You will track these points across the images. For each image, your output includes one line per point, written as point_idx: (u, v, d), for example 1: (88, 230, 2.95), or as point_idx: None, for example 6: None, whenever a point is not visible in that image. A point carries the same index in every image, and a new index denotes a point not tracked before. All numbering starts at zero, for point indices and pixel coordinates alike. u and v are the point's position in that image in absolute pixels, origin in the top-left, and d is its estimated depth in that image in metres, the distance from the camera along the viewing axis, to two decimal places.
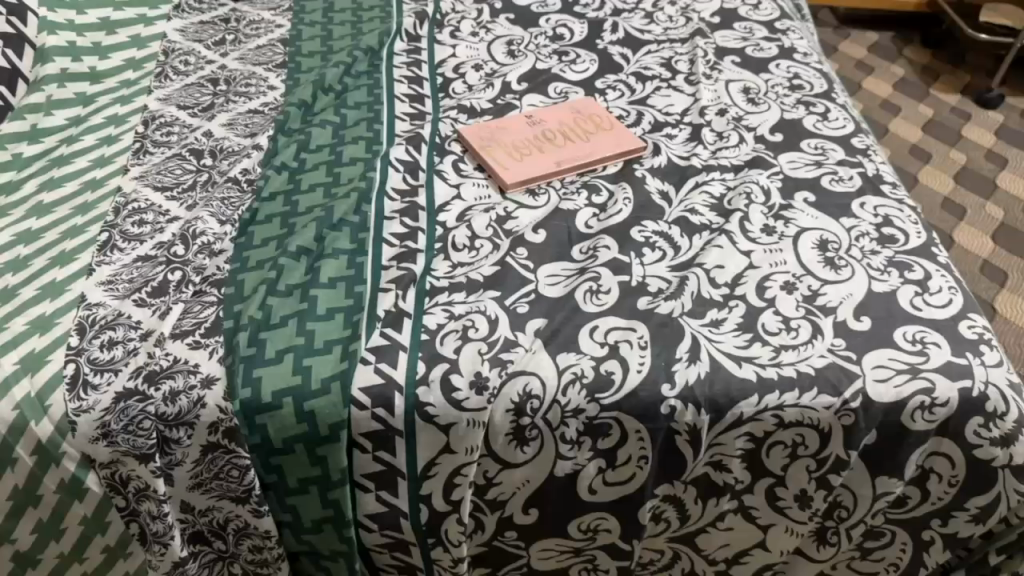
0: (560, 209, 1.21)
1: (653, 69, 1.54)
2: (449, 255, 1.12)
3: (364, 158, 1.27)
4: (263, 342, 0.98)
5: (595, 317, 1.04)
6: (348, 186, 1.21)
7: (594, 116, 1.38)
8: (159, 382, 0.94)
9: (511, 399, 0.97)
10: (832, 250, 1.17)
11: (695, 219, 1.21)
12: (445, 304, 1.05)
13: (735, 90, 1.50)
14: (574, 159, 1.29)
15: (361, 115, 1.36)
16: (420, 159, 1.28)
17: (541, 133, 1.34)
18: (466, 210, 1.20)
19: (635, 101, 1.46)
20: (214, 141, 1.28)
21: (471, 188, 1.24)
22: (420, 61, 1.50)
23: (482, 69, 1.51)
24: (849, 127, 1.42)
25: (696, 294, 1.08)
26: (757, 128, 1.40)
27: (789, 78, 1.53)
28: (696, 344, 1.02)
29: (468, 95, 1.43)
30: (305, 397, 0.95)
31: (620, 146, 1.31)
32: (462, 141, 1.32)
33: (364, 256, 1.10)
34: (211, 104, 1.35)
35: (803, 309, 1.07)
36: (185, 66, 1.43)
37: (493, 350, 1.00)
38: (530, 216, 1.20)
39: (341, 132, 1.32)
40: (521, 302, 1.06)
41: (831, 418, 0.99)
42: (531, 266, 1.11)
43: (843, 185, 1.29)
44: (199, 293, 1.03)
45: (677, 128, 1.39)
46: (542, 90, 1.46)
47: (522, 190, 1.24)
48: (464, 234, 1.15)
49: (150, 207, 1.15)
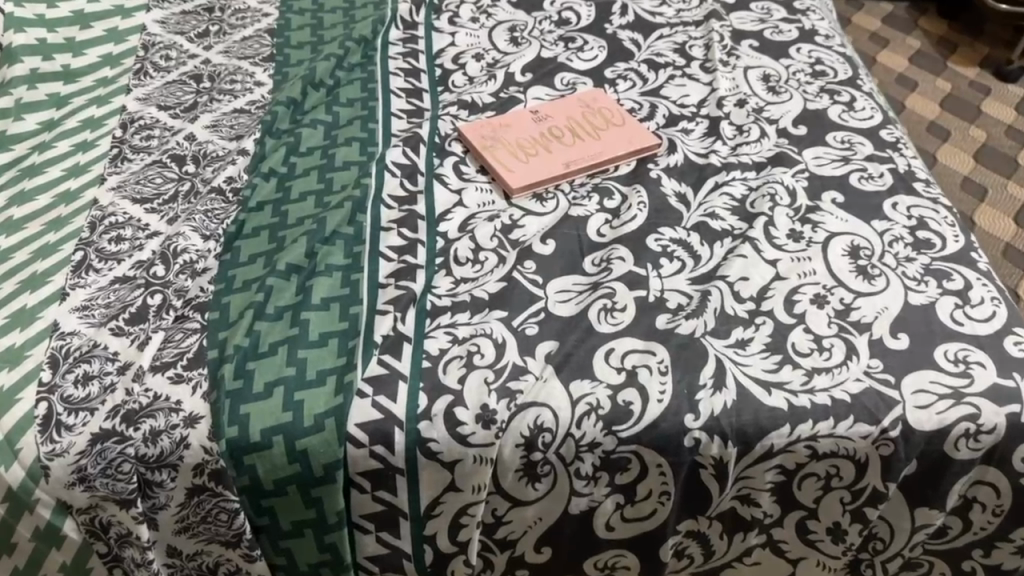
0: (570, 215, 1.13)
1: (666, 55, 1.45)
2: (451, 270, 1.04)
3: (359, 162, 1.18)
4: (250, 374, 0.91)
5: (610, 339, 0.96)
6: (341, 194, 1.13)
7: (605, 110, 1.29)
8: (139, 422, 0.87)
9: (521, 432, 0.89)
10: (864, 257, 1.08)
11: (716, 224, 1.12)
12: (447, 327, 0.97)
13: (754, 77, 1.40)
14: (585, 159, 1.20)
15: (354, 113, 1.27)
16: (419, 162, 1.19)
17: (547, 130, 1.25)
18: (468, 218, 1.11)
19: (647, 92, 1.36)
20: (197, 145, 1.19)
21: (474, 194, 1.16)
22: (418, 51, 1.41)
23: (483, 58, 1.41)
24: (877, 117, 1.33)
25: (719, 310, 1.00)
26: (778, 120, 1.31)
27: (811, 64, 1.44)
28: (721, 368, 0.94)
29: (469, 89, 1.34)
30: (297, 435, 0.87)
31: (633, 144, 1.22)
32: (463, 141, 1.23)
33: (360, 273, 1.02)
34: (194, 104, 1.26)
35: (836, 326, 0.99)
36: (166, 61, 1.34)
37: (500, 379, 0.92)
38: (538, 225, 1.11)
39: (334, 133, 1.23)
40: (530, 323, 0.98)
41: (868, 448, 0.91)
42: (540, 281, 1.03)
43: (874, 184, 1.20)
44: (181, 318, 0.96)
45: (693, 122, 1.30)
46: (548, 81, 1.37)
47: (528, 195, 1.16)
48: (467, 246, 1.07)
49: (128, 221, 1.07)
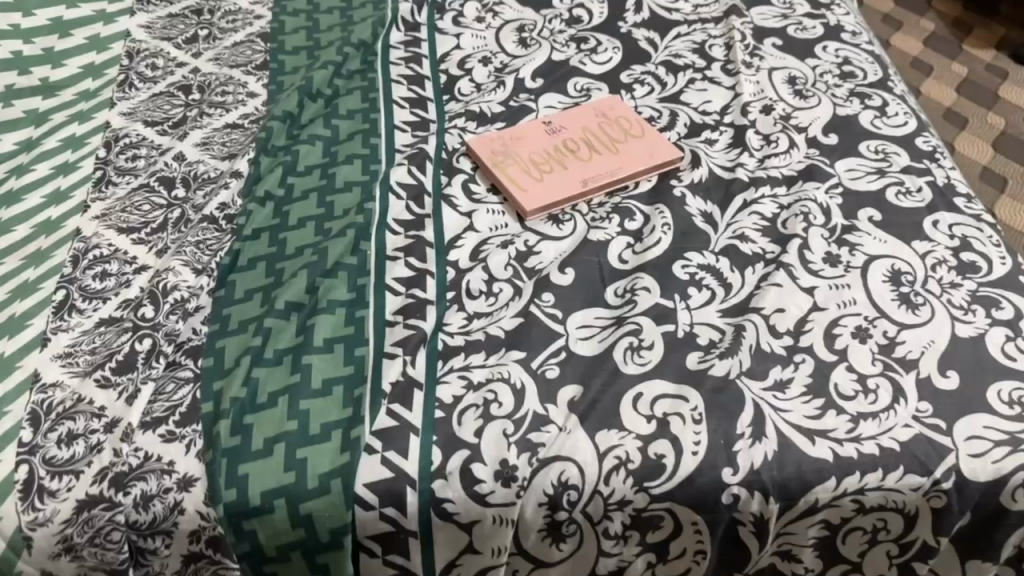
0: (589, 239, 1.05)
1: (685, 56, 1.36)
2: (463, 305, 0.96)
3: (361, 182, 1.10)
4: (249, 429, 0.83)
5: (638, 382, 0.89)
6: (343, 219, 1.05)
7: (623, 119, 1.21)
8: (128, 486, 0.80)
9: (545, 491, 0.82)
10: (906, 283, 1.01)
11: (746, 247, 1.05)
12: (461, 370, 0.90)
13: (779, 80, 1.32)
14: (603, 176, 1.12)
15: (355, 126, 1.19)
16: (426, 181, 1.11)
17: (562, 143, 1.17)
18: (480, 244, 1.04)
19: (666, 98, 1.28)
20: (187, 165, 1.11)
21: (485, 216, 1.08)
22: (421, 56, 1.32)
23: (491, 62, 1.33)
24: (911, 124, 1.25)
25: (754, 348, 0.92)
26: (807, 128, 1.23)
27: (838, 65, 1.36)
28: (760, 414, 0.87)
29: (477, 97, 1.26)
30: (301, 499, 0.80)
31: (654, 158, 1.14)
32: (471, 156, 1.15)
33: (365, 310, 0.94)
34: (183, 118, 1.18)
35: (881, 364, 0.92)
36: (153, 71, 1.26)
37: (520, 431, 0.84)
38: (556, 251, 1.04)
39: (333, 150, 1.15)
40: (550, 364, 0.90)
41: (919, 500, 0.85)
42: (560, 316, 0.96)
43: (912, 199, 1.12)
44: (173, 365, 0.88)
45: (717, 131, 1.22)
46: (560, 87, 1.29)
47: (543, 217, 1.08)
48: (480, 277, 0.99)
49: (114, 254, 0.99)
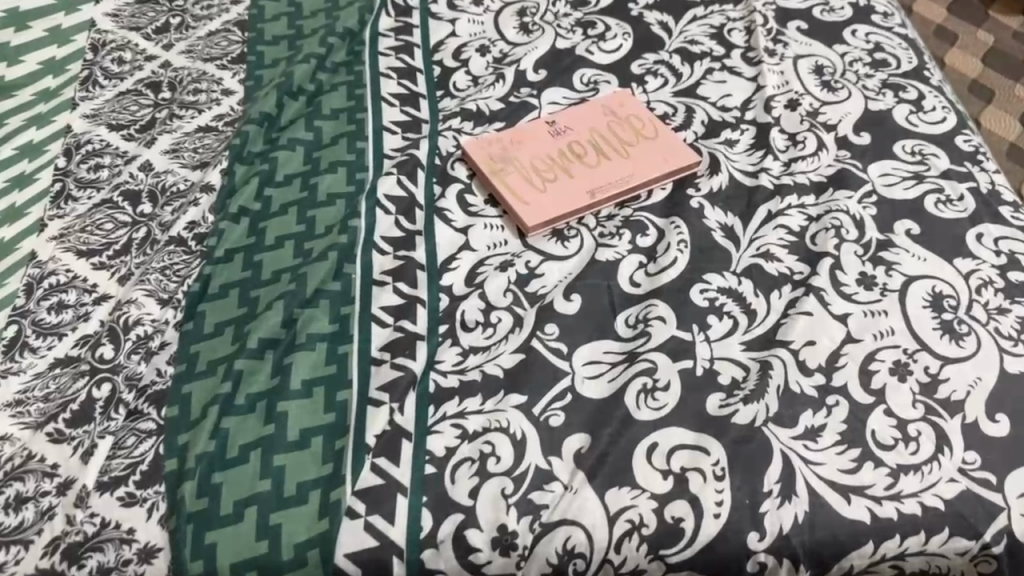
0: (597, 259, 0.95)
1: (701, 42, 1.25)
2: (457, 339, 0.87)
3: (345, 194, 1.00)
4: (217, 490, 0.75)
5: (653, 430, 0.80)
6: (325, 238, 0.95)
7: (634, 118, 1.10)
8: (83, 559, 0.72)
9: (548, 560, 0.74)
10: (949, 309, 0.91)
11: (771, 267, 0.95)
12: (455, 417, 0.80)
13: (805, 69, 1.21)
14: (613, 185, 1.01)
15: (340, 128, 1.08)
16: (417, 192, 1.01)
17: (568, 146, 1.06)
18: (477, 265, 0.94)
19: (681, 91, 1.17)
20: (154, 176, 1.01)
21: (482, 233, 0.98)
22: (412, 45, 1.21)
23: (489, 51, 1.21)
24: (951, 120, 1.14)
25: (783, 388, 0.83)
26: (837, 125, 1.12)
27: (869, 51, 1.24)
28: (789, 468, 0.78)
29: (474, 93, 1.15)
30: (276, 571, 0.73)
31: (670, 164, 1.04)
32: (467, 162, 1.05)
33: (348, 345, 0.85)
34: (152, 121, 1.08)
35: (922, 406, 0.83)
36: (119, 67, 1.15)
37: (520, 490, 0.76)
38: (560, 273, 0.94)
39: (315, 156, 1.05)
40: (554, 410, 0.81)
41: (965, 564, 0.78)
42: (565, 351, 0.86)
43: (953, 208, 1.02)
44: (135, 415, 0.80)
45: (737, 130, 1.11)
46: (565, 80, 1.18)
47: (547, 233, 0.98)
48: (476, 306, 0.89)
49: (72, 282, 0.90)
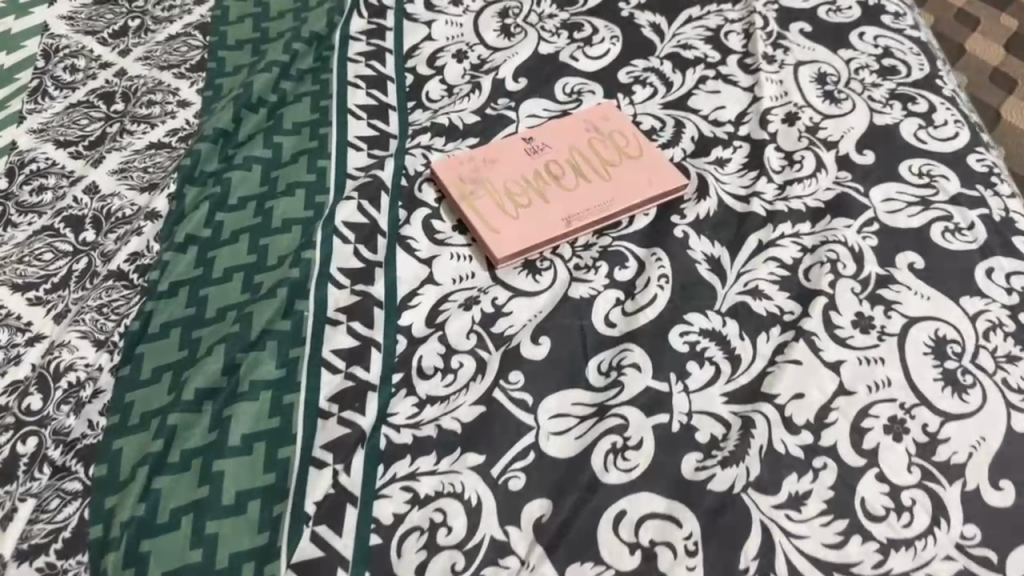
0: (571, 295, 0.88)
1: (695, 47, 1.16)
2: (413, 388, 0.80)
3: (303, 219, 0.93)
4: (144, 561, 0.70)
5: (621, 496, 0.73)
6: (277, 271, 0.88)
7: (618, 134, 1.02)
8: None
9: None
10: (953, 357, 0.83)
11: (759, 305, 0.87)
12: (406, 479, 0.74)
13: (806, 78, 1.12)
14: (591, 211, 0.94)
15: (301, 144, 1.01)
16: (379, 218, 0.94)
17: (545, 166, 0.99)
18: (440, 302, 0.87)
19: (671, 103, 1.09)
20: (100, 200, 0.94)
21: (448, 264, 0.91)
22: (385, 49, 1.13)
23: (466, 57, 1.13)
24: (964, 135, 1.04)
25: (765, 449, 0.76)
26: (838, 143, 1.04)
27: (877, 57, 1.15)
28: (769, 542, 0.71)
29: (448, 105, 1.07)
30: None
31: (654, 187, 0.96)
32: (436, 183, 0.98)
33: (295, 395, 0.79)
34: (101, 136, 1.01)
35: (918, 470, 0.76)
36: (71, 75, 1.08)
37: (472, 565, 0.70)
38: (530, 311, 0.87)
39: (273, 176, 0.98)
40: (514, 472, 0.74)
41: None
42: (530, 403, 0.79)
43: (962, 239, 0.93)
44: (61, 473, 0.74)
45: (730, 147, 1.03)
46: (547, 89, 1.10)
47: (518, 264, 0.91)
48: (436, 350, 0.82)
49: (4, 320, 0.84)
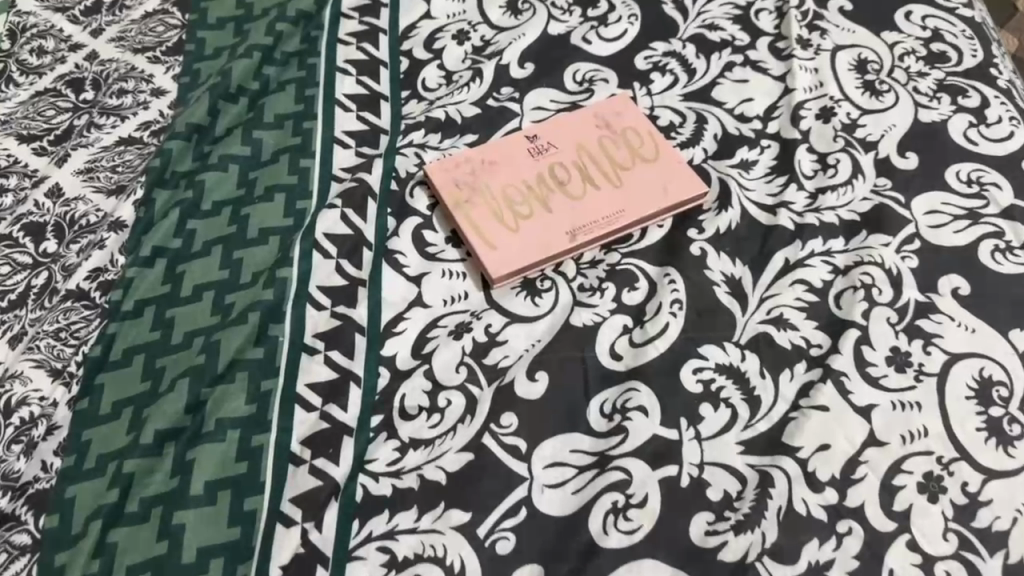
0: (573, 321, 0.79)
1: (722, 27, 1.05)
2: (394, 431, 0.72)
3: (282, 228, 0.85)
4: None
5: (621, 563, 0.66)
6: (251, 291, 0.80)
7: (631, 132, 0.92)
8: None
9: None
10: (999, 402, 0.74)
11: (783, 337, 0.78)
12: (383, 538, 0.67)
13: (844, 65, 1.01)
14: (600, 223, 0.85)
15: (284, 140, 0.92)
16: (366, 229, 0.85)
17: (549, 169, 0.89)
18: (429, 328, 0.79)
19: (693, 94, 0.98)
20: (63, 205, 0.87)
21: (439, 283, 0.82)
22: (379, 29, 1.03)
23: (468, 39, 1.03)
24: (1020, 135, 0.93)
25: (784, 511, 0.68)
26: (877, 143, 0.93)
27: (925, 40, 1.03)
28: None
29: (446, 94, 0.97)
30: None
31: (669, 196, 0.87)
32: (430, 188, 0.89)
33: (265, 437, 0.71)
34: (68, 129, 0.93)
35: (955, 538, 0.68)
36: (38, 58, 1.00)
37: None
38: (527, 339, 0.78)
39: (251, 178, 0.89)
40: (504, 532, 0.67)
41: None
42: (523, 450, 0.71)
43: (1015, 260, 0.83)
44: (10, 523, 0.68)
45: (756, 148, 0.93)
46: (555, 77, 1.00)
47: (517, 283, 0.83)
48: (421, 387, 0.75)
49: None
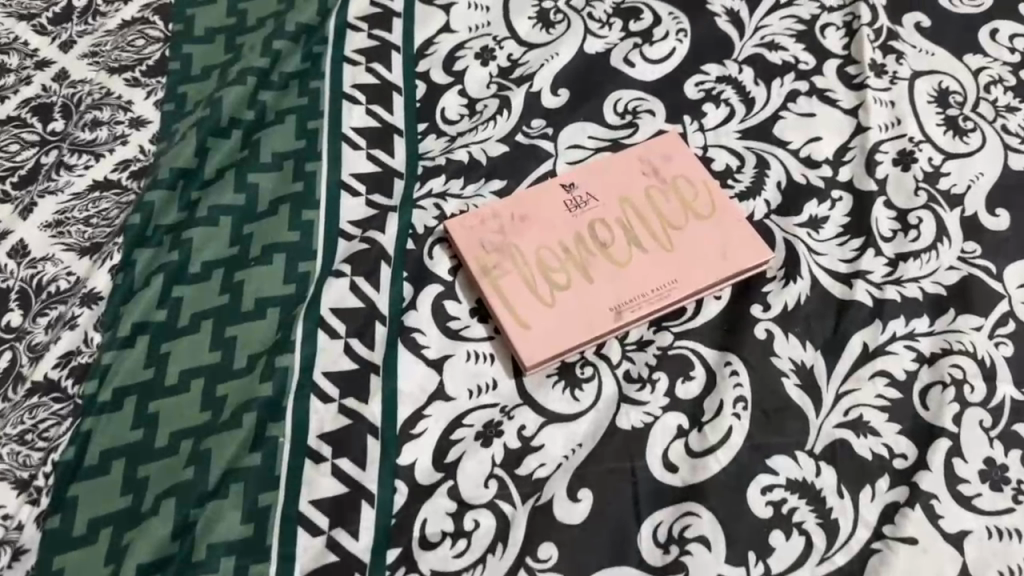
0: (619, 421, 0.69)
1: (783, 46, 0.92)
2: (414, 564, 0.63)
3: (281, 298, 0.74)
4: None
5: None
6: (246, 380, 0.70)
7: (682, 180, 0.80)
8: None
9: None
10: None
11: (863, 446, 0.68)
12: None
13: (923, 96, 0.88)
14: (648, 296, 0.74)
15: (283, 186, 0.81)
16: (379, 300, 0.74)
17: (589, 226, 0.78)
18: (453, 428, 0.68)
19: (751, 130, 0.86)
20: (29, 266, 0.76)
21: (464, 369, 0.71)
22: (391, 47, 0.91)
23: (493, 58, 0.90)
24: None
25: None
26: (963, 197, 0.81)
27: (1014, 66, 0.90)
28: None
29: (469, 129, 0.85)
30: None
31: (728, 263, 0.75)
32: (452, 247, 0.78)
33: (265, 570, 0.62)
34: (35, 169, 0.82)
35: None
36: (2, 79, 0.88)
37: None
38: (566, 444, 0.68)
39: (246, 234, 0.78)
40: None
41: None
42: None
43: None
44: None
45: (826, 201, 0.81)
46: (593, 108, 0.87)
47: (554, 368, 0.72)
48: (445, 507, 0.65)
49: None
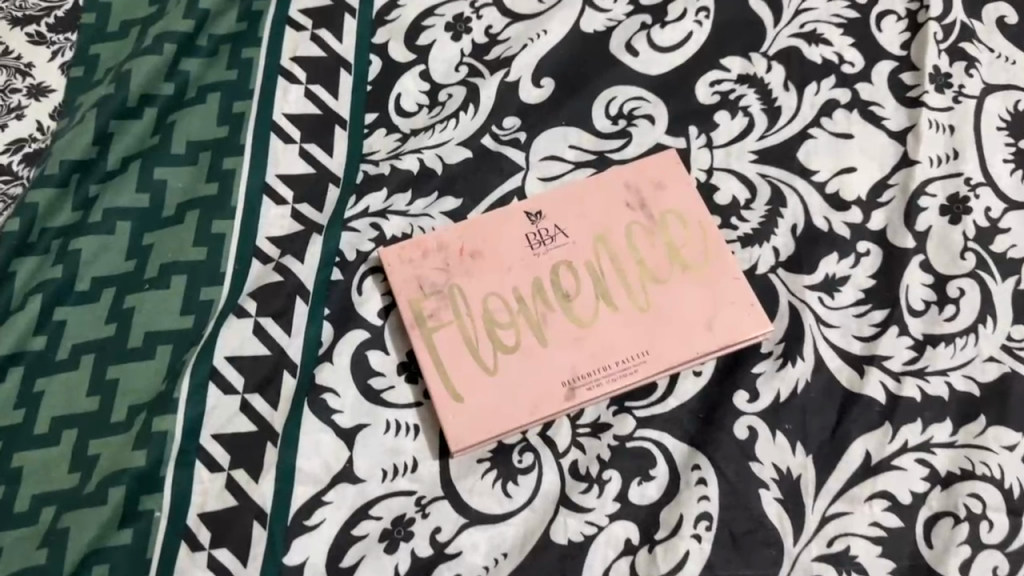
0: (555, 530, 0.58)
1: (827, 38, 0.74)
2: None
3: (176, 334, 0.63)
4: None
5: None
6: (124, 437, 0.59)
7: (673, 217, 0.66)
8: None
9: None
10: None
11: None
12: None
13: (993, 121, 0.70)
14: (610, 371, 0.61)
15: (195, 187, 0.68)
16: (289, 348, 0.62)
17: (552, 270, 0.64)
18: (356, 522, 0.58)
19: (770, 150, 0.70)
20: None
21: (379, 444, 0.60)
22: (345, 10, 0.75)
23: (466, 33, 0.75)
24: None
25: None
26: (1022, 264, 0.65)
27: None
28: None
29: (425, 127, 0.71)
30: None
31: (713, 334, 0.61)
32: (387, 284, 0.65)
33: None
34: None
35: None
36: None
37: None
38: (488, 553, 0.57)
39: (145, 246, 0.66)
40: None
41: None
42: None
43: None
44: None
45: (849, 255, 0.66)
46: (580, 108, 0.72)
47: (487, 450, 0.60)
48: None
49: None
